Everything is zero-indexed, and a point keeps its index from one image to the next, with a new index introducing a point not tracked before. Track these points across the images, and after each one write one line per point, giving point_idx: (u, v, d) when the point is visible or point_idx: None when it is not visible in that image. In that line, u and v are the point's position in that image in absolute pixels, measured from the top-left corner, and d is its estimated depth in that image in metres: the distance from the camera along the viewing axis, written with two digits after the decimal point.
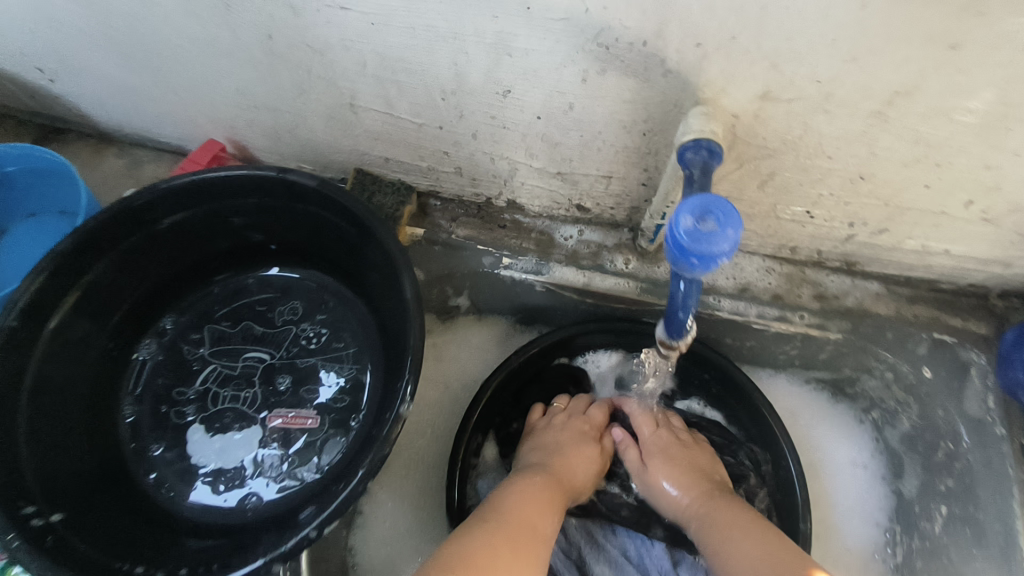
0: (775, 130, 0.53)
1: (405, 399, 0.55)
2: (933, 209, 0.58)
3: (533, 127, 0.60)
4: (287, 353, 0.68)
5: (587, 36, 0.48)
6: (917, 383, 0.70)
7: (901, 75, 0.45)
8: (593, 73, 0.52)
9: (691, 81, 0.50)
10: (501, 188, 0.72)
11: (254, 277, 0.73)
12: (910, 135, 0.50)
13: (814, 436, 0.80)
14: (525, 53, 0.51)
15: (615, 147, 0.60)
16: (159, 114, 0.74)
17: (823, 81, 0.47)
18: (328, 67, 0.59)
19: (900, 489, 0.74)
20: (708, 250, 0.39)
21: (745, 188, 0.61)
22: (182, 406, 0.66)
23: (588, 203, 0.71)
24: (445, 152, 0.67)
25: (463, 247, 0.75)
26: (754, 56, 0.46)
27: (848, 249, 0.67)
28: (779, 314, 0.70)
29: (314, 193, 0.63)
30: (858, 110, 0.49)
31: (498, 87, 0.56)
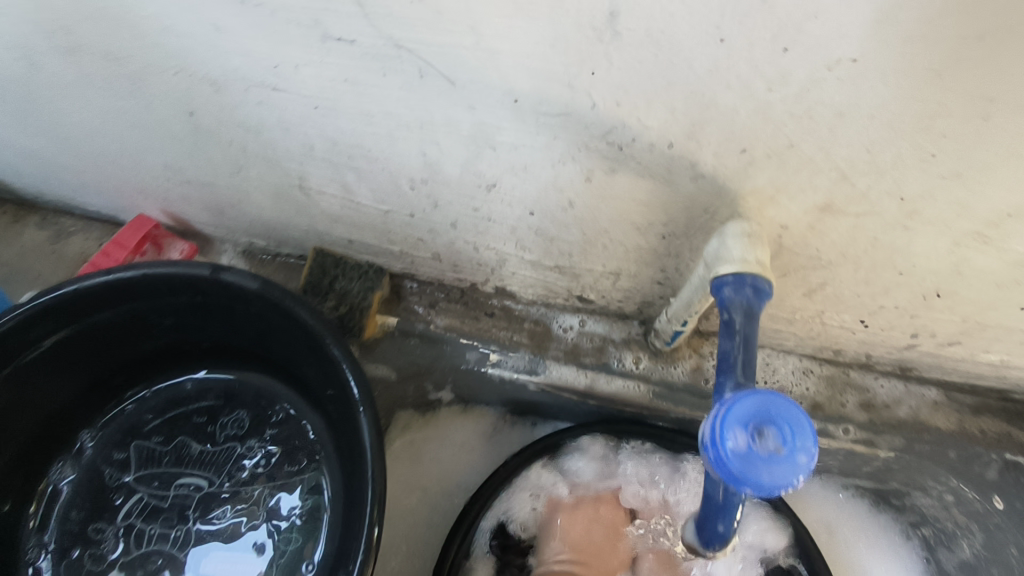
0: (833, 243, 0.41)
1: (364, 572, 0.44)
2: (1023, 328, 0.47)
3: (524, 221, 0.48)
4: (229, 479, 0.56)
5: (594, 134, 0.36)
6: (986, 512, 0.59)
7: (1018, 196, 0.34)
8: (601, 172, 0.40)
9: (730, 189, 0.38)
10: (487, 275, 0.60)
11: (193, 379, 0.61)
12: (1014, 258, 0.39)
13: (855, 556, 0.67)
14: (514, 148, 0.39)
15: (625, 246, 0.49)
16: (78, 184, 0.62)
17: (908, 197, 0.35)
18: (268, 149, 0.47)
19: None
20: (765, 478, 0.31)
21: (786, 295, 0.49)
22: (98, 548, 0.54)
23: (591, 295, 0.59)
24: (419, 239, 0.56)
25: (442, 340, 0.63)
26: (820, 166, 0.34)
27: (906, 356, 0.56)
28: (819, 427, 0.59)
29: (257, 296, 0.51)
30: (950, 230, 0.37)
31: (479, 180, 0.44)
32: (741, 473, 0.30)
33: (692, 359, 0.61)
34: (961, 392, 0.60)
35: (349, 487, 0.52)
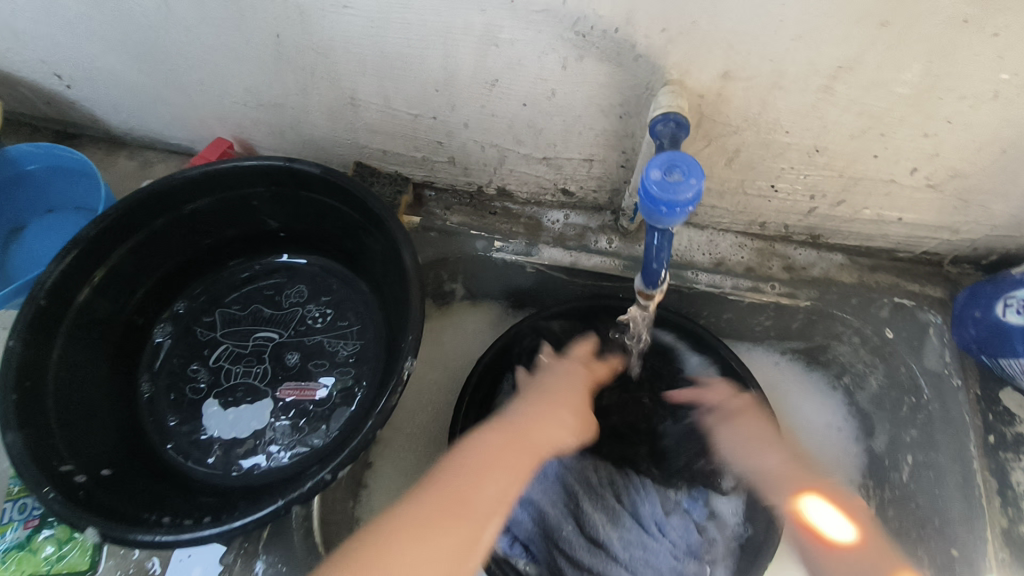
0: (736, 108, 0.59)
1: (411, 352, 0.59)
2: (883, 177, 0.64)
3: (519, 113, 0.66)
4: (295, 332, 0.73)
5: (566, 25, 0.54)
6: (883, 343, 0.75)
7: (843, 52, 0.51)
8: (572, 59, 0.58)
9: (659, 64, 0.56)
10: (491, 175, 0.77)
11: (261, 264, 0.78)
12: (856, 107, 0.56)
13: (791, 405, 0.86)
14: (511, 42, 0.57)
15: (594, 131, 0.66)
16: (169, 116, 0.79)
17: (774, 60, 0.53)
18: (332, 63, 0.64)
19: (871, 447, 0.80)
20: (673, 198, 0.44)
21: (714, 165, 0.67)
22: (196, 382, 0.70)
23: (572, 187, 0.76)
24: (439, 142, 0.73)
25: (457, 233, 0.80)
26: (713, 39, 0.52)
27: (811, 221, 0.73)
28: (751, 285, 0.76)
29: (319, 179, 0.67)
30: (808, 85, 0.55)
31: (486, 78, 0.62)
32: (656, 194, 0.44)
33: None
34: (862, 257, 0.77)
35: (393, 323, 0.69)
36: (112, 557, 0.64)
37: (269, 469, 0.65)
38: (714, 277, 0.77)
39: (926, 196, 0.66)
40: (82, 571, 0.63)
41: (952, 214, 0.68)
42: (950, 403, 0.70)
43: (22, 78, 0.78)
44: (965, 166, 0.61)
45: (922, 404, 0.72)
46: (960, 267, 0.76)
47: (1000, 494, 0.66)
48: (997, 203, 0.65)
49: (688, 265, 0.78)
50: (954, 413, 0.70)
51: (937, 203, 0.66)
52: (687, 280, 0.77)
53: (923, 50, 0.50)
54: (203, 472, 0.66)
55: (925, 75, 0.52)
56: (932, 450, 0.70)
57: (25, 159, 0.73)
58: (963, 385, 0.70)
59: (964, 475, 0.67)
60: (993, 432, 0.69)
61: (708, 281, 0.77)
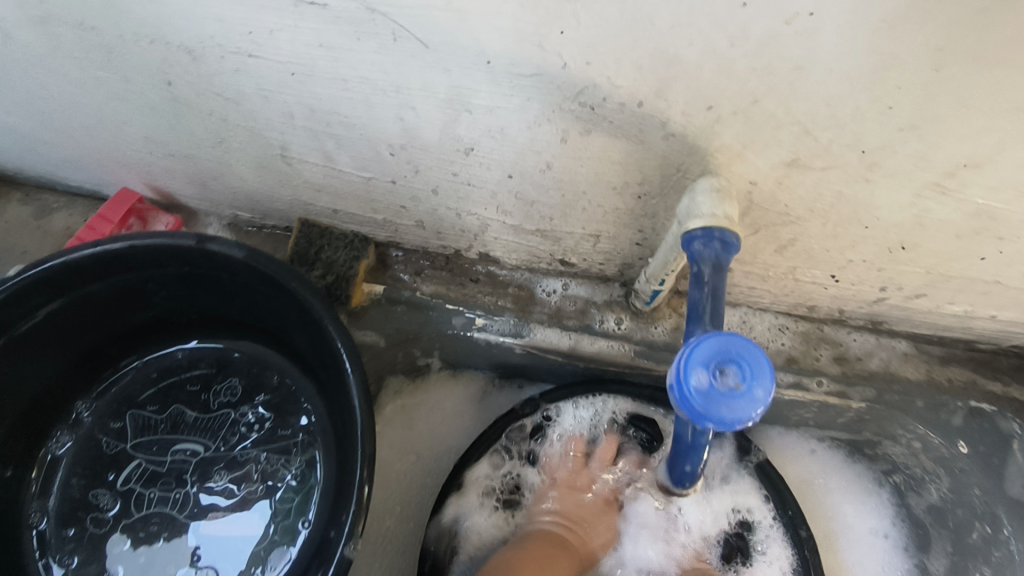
0: (800, 199, 0.43)
1: (355, 533, 0.48)
2: (986, 278, 0.48)
3: (503, 184, 0.49)
4: (224, 444, 0.58)
5: (566, 95, 0.37)
6: (952, 457, 0.61)
7: (972, 147, 0.35)
8: (575, 133, 0.41)
9: (699, 146, 0.39)
10: (470, 241, 0.61)
11: (183, 348, 0.62)
12: (972, 208, 0.40)
13: (830, 503, 0.71)
14: (489, 110, 0.40)
15: (602, 208, 0.50)
16: (61, 160, 0.62)
17: (867, 151, 0.37)
18: (251, 118, 0.48)
19: (927, 565, 0.66)
20: (726, 414, 0.30)
21: (759, 251, 0.51)
22: (99, 512, 0.56)
23: (573, 259, 0.60)
24: (402, 207, 0.57)
25: (429, 306, 0.64)
26: (782, 121, 0.36)
27: (876, 310, 0.58)
28: (793, 381, 0.61)
29: (242, 265, 0.53)
30: (910, 181, 0.39)
31: (458, 144, 0.45)
32: (703, 411, 0.30)
33: (672, 319, 0.63)
34: (930, 345, 0.63)
35: (342, 446, 0.54)
36: None
37: None
38: None
39: None
40: None
41: None
42: None
43: None
44: None
45: (1002, 538, 0.60)
46: None
47: None
48: None
49: None
50: None
51: None
52: None
53: None
54: None
55: None
56: None
57: None
58: None
59: None
60: None
61: None
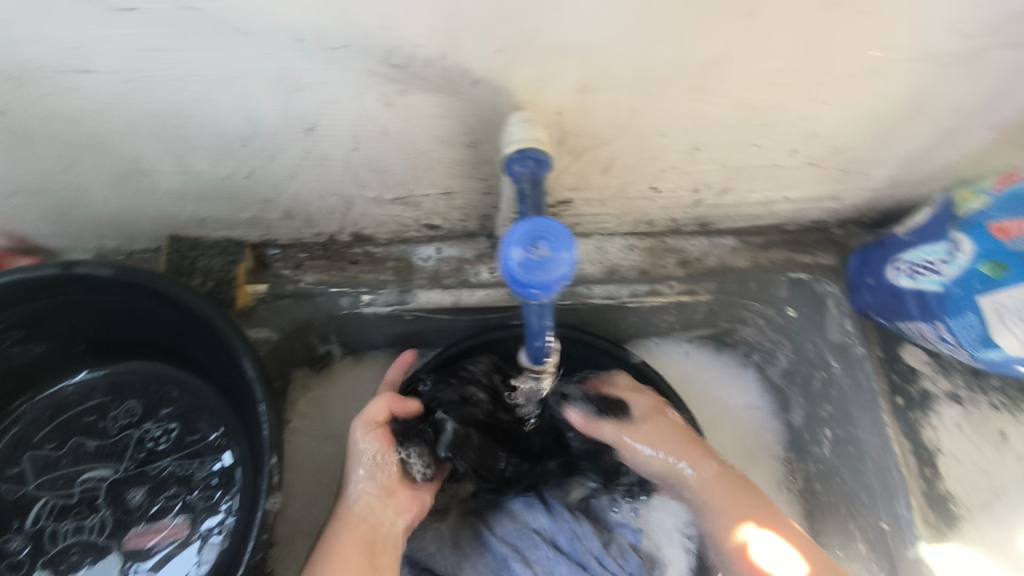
0: (600, 120, 0.51)
1: (273, 489, 0.51)
2: (765, 163, 0.59)
3: (352, 157, 0.54)
4: (133, 463, 0.59)
5: (376, 59, 0.43)
6: (788, 323, 0.73)
7: (708, 51, 0.44)
8: (398, 94, 0.47)
9: (504, 87, 0.46)
10: (341, 223, 0.65)
11: (72, 383, 0.62)
12: (729, 102, 0.50)
13: (710, 389, 0.83)
14: (317, 85, 0.45)
15: (447, 163, 0.56)
16: None
17: (634, 67, 0.45)
18: (93, 134, 0.49)
19: (790, 421, 0.78)
20: (544, 280, 0.36)
21: (588, 177, 0.60)
22: (12, 556, 0.55)
23: (438, 220, 0.66)
24: (267, 200, 0.60)
25: (315, 293, 0.67)
26: (560, 53, 0.43)
27: (699, 213, 0.68)
28: (649, 289, 0.71)
29: (114, 283, 0.54)
30: (675, 87, 0.48)
31: (300, 125, 0.49)
32: (524, 280, 0.36)
33: None
34: (752, 236, 0.74)
35: (251, 433, 0.57)
36: None
37: None
38: (609, 288, 0.70)
39: (808, 174, 0.62)
40: None
41: (835, 185, 0.64)
42: (860, 375, 0.69)
43: None
44: (844, 141, 0.57)
45: (834, 376, 0.71)
46: (847, 228, 0.75)
47: (917, 454, 0.65)
48: (876, 170, 0.62)
49: (580, 280, 0.70)
50: (864, 382, 0.68)
51: (821, 178, 0.63)
52: (581, 296, 0.70)
53: (792, 40, 0.44)
54: None
55: (798, 62, 0.46)
56: (850, 425, 0.69)
57: None
58: (867, 352, 0.69)
59: (882, 446, 0.66)
60: (901, 394, 0.68)
61: (604, 293, 0.70)
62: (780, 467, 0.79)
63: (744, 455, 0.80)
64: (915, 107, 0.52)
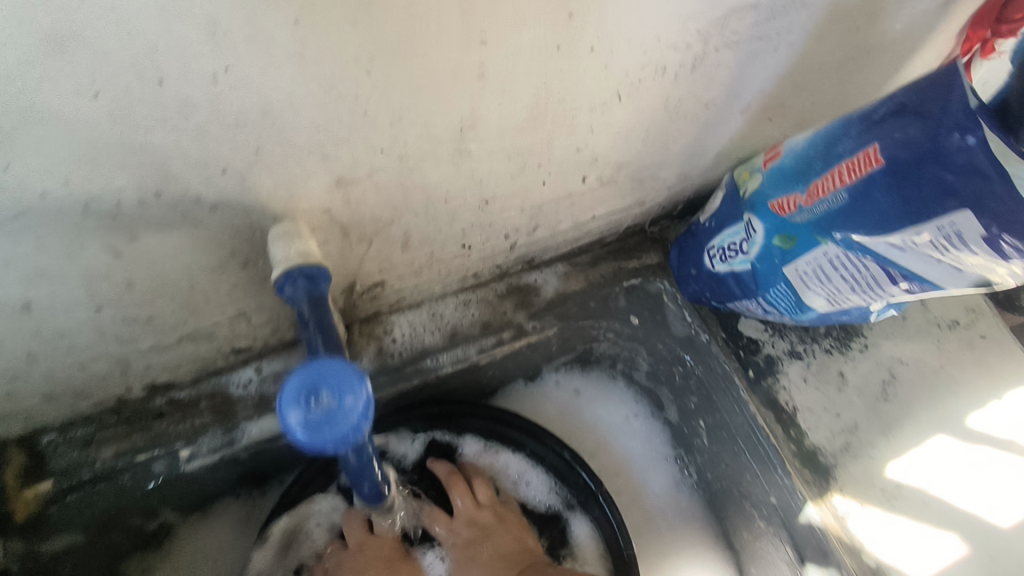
0: (377, 204, 0.47)
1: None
2: (561, 194, 0.59)
3: (102, 318, 0.45)
4: None
5: (74, 216, 0.36)
6: (633, 330, 0.74)
7: (455, 116, 0.42)
8: (123, 243, 0.39)
9: (250, 203, 0.41)
10: (125, 381, 0.55)
11: None
12: (501, 154, 0.48)
13: (590, 413, 0.82)
14: (8, 262, 0.37)
15: (225, 290, 0.49)
16: None
17: (386, 149, 0.42)
18: None
19: (667, 417, 0.80)
20: (338, 432, 0.31)
21: (392, 256, 0.55)
22: None
23: (244, 343, 0.58)
24: (14, 389, 0.49)
25: (118, 471, 0.56)
26: (296, 155, 0.39)
27: (519, 253, 0.67)
28: (495, 341, 0.68)
29: None
30: (439, 155, 0.45)
31: (10, 306, 0.40)
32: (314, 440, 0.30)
33: (373, 345, 0.65)
34: (579, 257, 0.74)
35: None
36: None
37: None
38: (456, 353, 0.66)
39: (604, 192, 0.62)
40: None
41: (633, 194, 0.66)
42: (710, 361, 0.71)
43: None
44: (624, 156, 0.58)
45: (690, 368, 0.72)
46: (660, 224, 0.77)
47: (779, 421, 0.68)
48: (663, 171, 0.64)
49: (422, 354, 0.66)
50: (716, 367, 0.70)
51: (617, 192, 0.64)
52: (429, 371, 0.65)
53: (535, 87, 0.43)
54: None
55: (550, 103, 0.45)
56: (716, 411, 0.71)
57: None
58: (711, 337, 0.71)
59: (749, 424, 0.68)
60: (750, 367, 0.71)
61: (452, 359, 0.66)
62: (676, 467, 0.80)
63: (641, 467, 0.80)
64: (672, 112, 0.54)
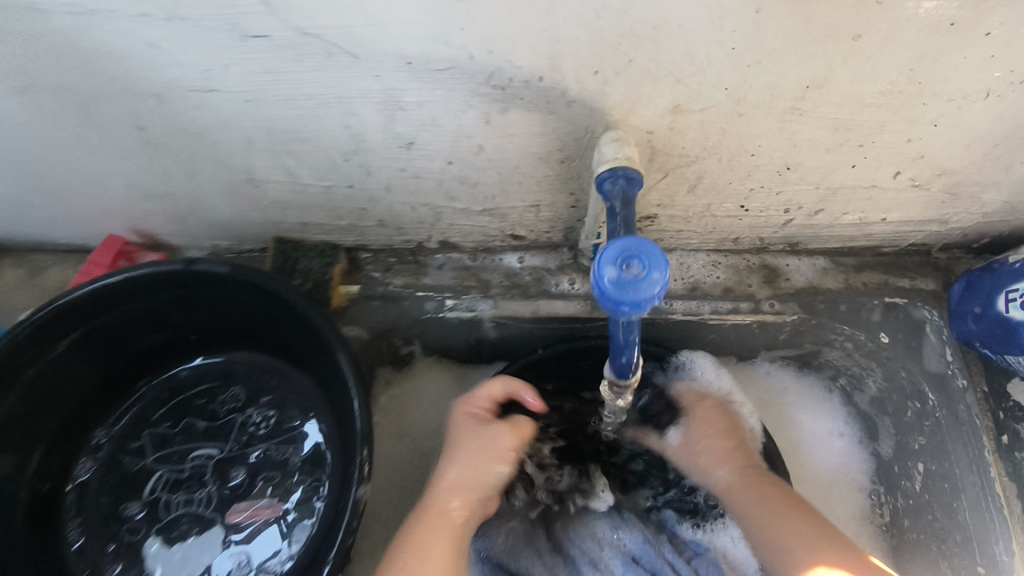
0: (693, 139, 0.51)
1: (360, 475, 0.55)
2: (863, 184, 0.57)
3: (446, 171, 0.57)
4: (237, 445, 0.65)
5: (478, 80, 0.45)
6: (878, 348, 0.69)
7: (809, 71, 0.43)
8: (494, 113, 0.49)
9: (598, 108, 0.47)
10: (429, 231, 0.68)
11: (185, 368, 0.69)
12: (828, 123, 0.49)
13: (789, 415, 0.79)
14: (419, 105, 0.48)
15: (535, 178, 0.58)
16: (48, 219, 0.68)
17: (730, 88, 0.45)
18: (213, 148, 0.54)
19: (878, 451, 0.74)
20: (637, 298, 0.37)
21: (676, 194, 0.59)
22: (131, 521, 0.62)
23: (522, 231, 0.68)
24: (363, 209, 0.64)
25: (401, 297, 0.71)
26: (655, 74, 0.44)
27: (788, 232, 0.66)
28: (732, 307, 0.69)
29: (231, 280, 0.59)
30: (771, 109, 0.47)
31: (399, 141, 0.52)
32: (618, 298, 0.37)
33: None
34: (845, 257, 0.71)
35: (342, 427, 0.61)
36: None
37: None
38: (690, 304, 0.69)
39: (910, 195, 0.59)
40: None
41: (941, 208, 0.61)
42: (959, 410, 0.65)
43: None
44: (953, 163, 0.54)
45: (929, 409, 0.67)
46: (950, 252, 0.70)
47: None
48: (989, 193, 0.58)
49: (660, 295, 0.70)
50: (965, 418, 0.65)
51: (924, 200, 0.60)
52: (662, 311, 0.69)
53: (902, 62, 0.42)
54: None
55: (907, 82, 0.44)
56: (946, 461, 0.65)
57: None
58: (970, 385, 0.66)
59: (982, 485, 0.63)
60: (1005, 432, 0.65)
61: (685, 309, 0.69)
62: (868, 502, 0.75)
63: (828, 487, 0.76)
64: None
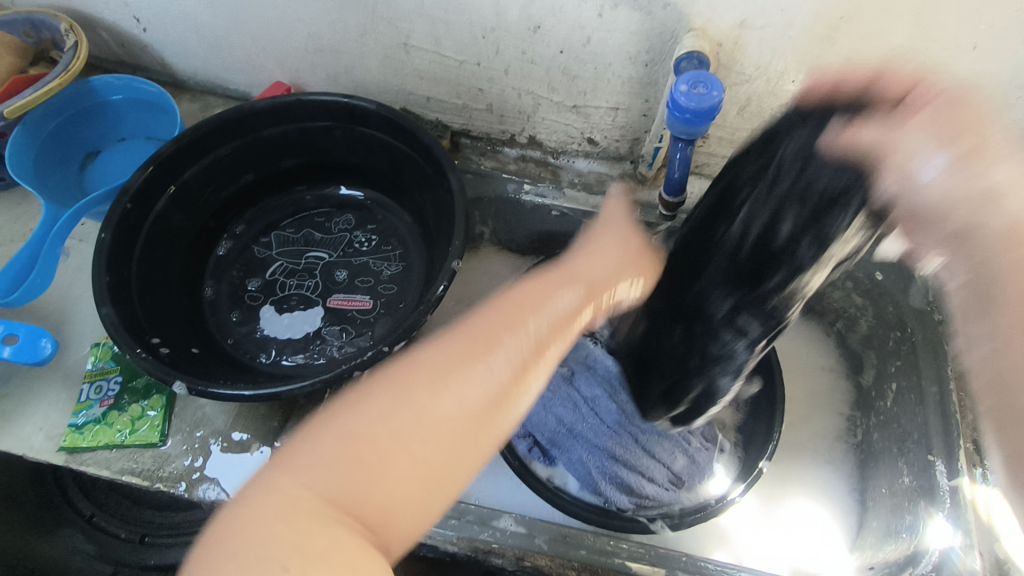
0: (749, 57, 0.68)
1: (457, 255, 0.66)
2: None
3: (555, 60, 0.74)
4: (343, 253, 0.81)
5: None
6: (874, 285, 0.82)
7: (843, 3, 0.60)
8: (608, 7, 0.66)
9: (684, 13, 0.64)
10: (524, 123, 0.85)
11: (312, 195, 0.85)
12: (853, 57, 0.65)
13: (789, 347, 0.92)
14: None
15: (622, 78, 0.74)
16: (234, 61, 0.87)
17: (785, 10, 0.62)
18: (391, 6, 0.72)
19: (860, 382, 0.87)
20: (699, 106, 0.53)
21: (728, 115, 0.76)
22: (252, 291, 0.78)
23: (598, 137, 0.84)
24: (480, 89, 0.81)
25: (492, 176, 0.89)
26: None
27: None
28: None
29: (374, 115, 0.74)
30: (813, 34, 0.64)
31: (530, 23, 0.70)
32: (686, 105, 0.53)
33: None
34: None
35: (436, 247, 0.76)
36: (177, 434, 0.71)
37: (320, 362, 0.73)
38: None
39: None
40: (153, 445, 0.70)
41: None
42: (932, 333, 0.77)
43: (103, 20, 0.86)
44: None
45: (908, 335, 0.80)
46: None
47: None
48: None
49: None
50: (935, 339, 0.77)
51: None
52: None
53: (910, 5, 0.59)
54: (259, 363, 0.73)
55: (915, 27, 0.60)
56: (915, 374, 0.78)
57: (108, 90, 0.81)
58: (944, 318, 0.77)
59: (941, 394, 0.74)
60: None
61: None
62: (845, 424, 0.87)
63: (813, 404, 0.89)
64: (1012, 87, 0.64)
